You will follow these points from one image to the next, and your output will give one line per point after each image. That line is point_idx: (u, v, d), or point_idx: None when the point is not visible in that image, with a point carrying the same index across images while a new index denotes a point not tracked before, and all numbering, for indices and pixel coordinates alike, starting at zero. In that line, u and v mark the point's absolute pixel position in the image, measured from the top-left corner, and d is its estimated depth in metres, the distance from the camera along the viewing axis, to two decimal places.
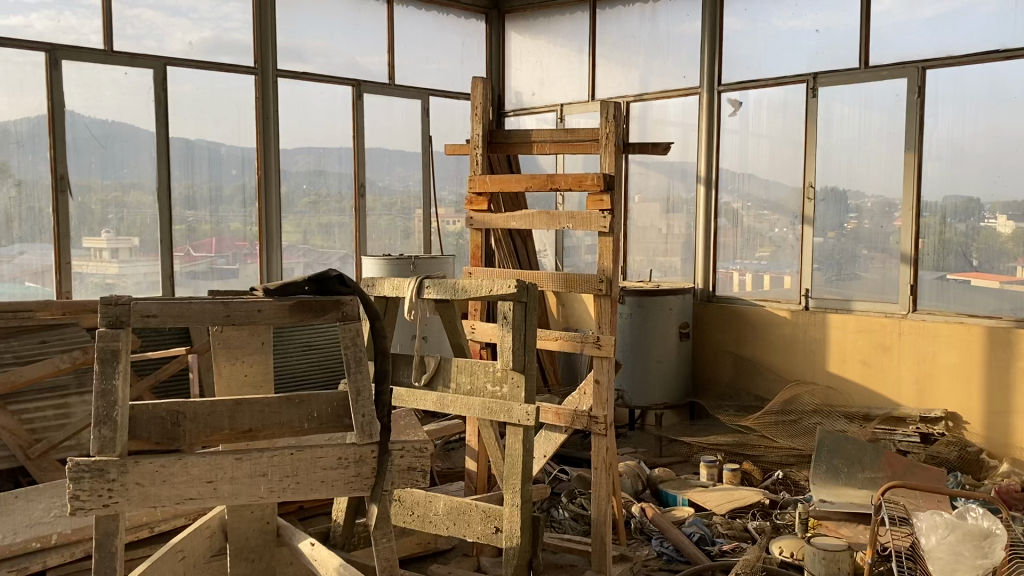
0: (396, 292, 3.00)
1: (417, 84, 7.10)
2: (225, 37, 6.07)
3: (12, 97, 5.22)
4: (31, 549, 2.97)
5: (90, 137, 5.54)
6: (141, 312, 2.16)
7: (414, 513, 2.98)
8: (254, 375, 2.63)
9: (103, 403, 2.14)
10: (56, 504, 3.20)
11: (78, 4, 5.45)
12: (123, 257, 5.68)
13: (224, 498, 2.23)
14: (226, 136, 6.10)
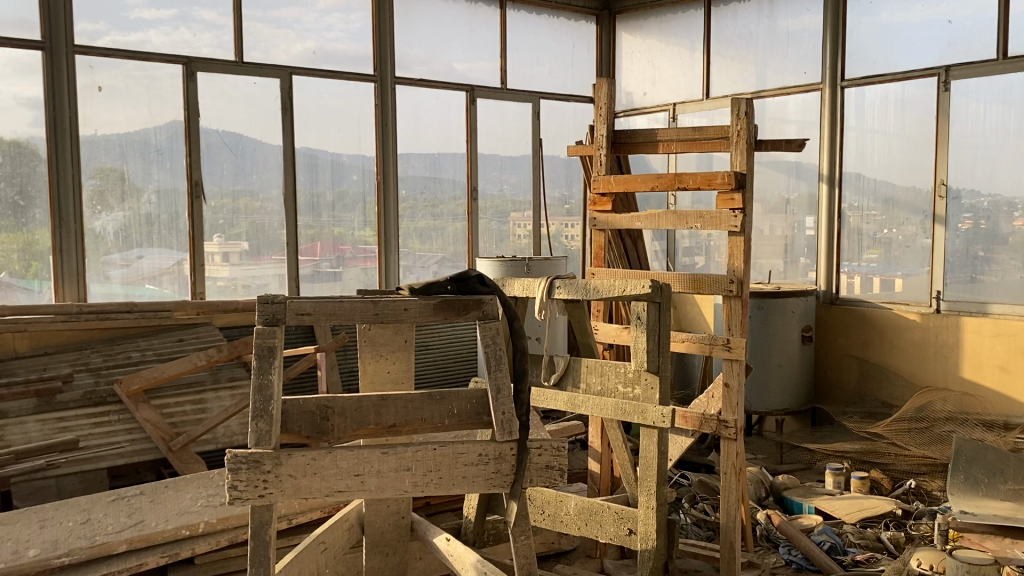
0: (526, 292, 2.98)
1: (528, 87, 7.15)
2: (327, 47, 6.18)
3: (152, 109, 5.55)
4: (181, 537, 3.12)
5: (222, 145, 5.81)
6: (296, 310, 2.26)
7: (544, 512, 3.02)
8: (396, 372, 2.78)
9: (260, 397, 2.21)
10: (202, 494, 3.37)
11: (191, 19, 5.65)
12: (233, 261, 5.88)
13: (371, 491, 2.26)
14: (346, 144, 6.31)
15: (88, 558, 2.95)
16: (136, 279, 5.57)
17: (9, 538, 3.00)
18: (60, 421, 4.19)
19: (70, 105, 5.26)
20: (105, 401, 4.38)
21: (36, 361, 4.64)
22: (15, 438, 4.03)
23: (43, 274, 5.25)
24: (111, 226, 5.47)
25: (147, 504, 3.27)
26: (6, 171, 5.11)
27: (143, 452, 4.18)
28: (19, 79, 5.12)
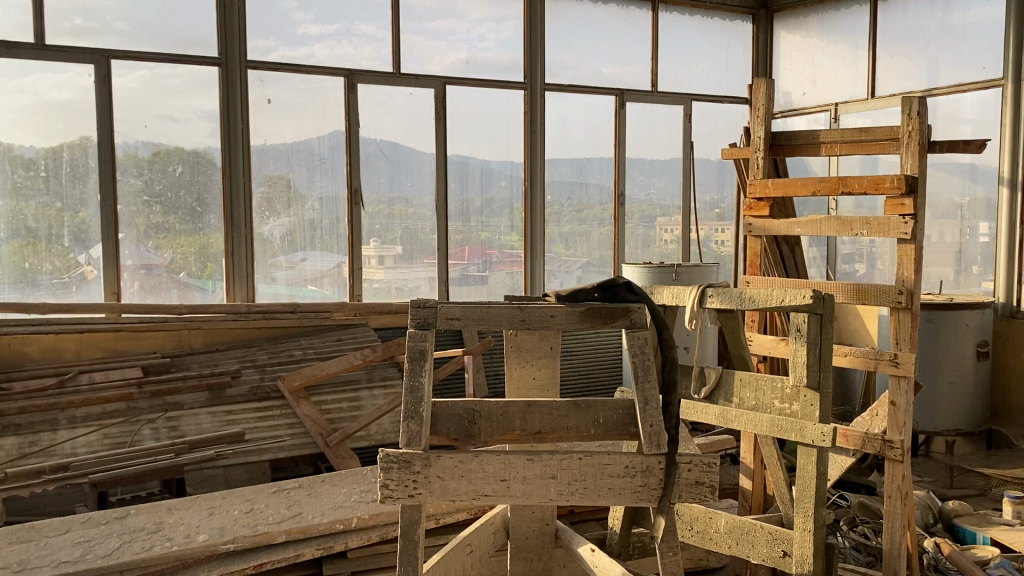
0: (676, 300, 2.91)
1: (680, 90, 7.02)
2: (479, 57, 6.29)
3: (316, 120, 5.84)
4: (336, 530, 3.24)
5: (380, 153, 6.03)
6: (447, 315, 2.30)
7: (692, 528, 2.93)
8: (542, 378, 2.78)
9: (411, 398, 2.24)
10: (355, 490, 3.49)
11: (354, 34, 5.91)
12: (388, 264, 6.10)
13: (517, 498, 2.24)
14: (496, 151, 6.40)
15: (250, 547, 3.12)
16: (299, 281, 5.85)
17: (182, 523, 3.21)
18: (228, 414, 4.45)
19: (242, 117, 5.61)
20: (269, 396, 4.63)
21: (208, 356, 4.97)
22: (189, 428, 4.31)
23: (217, 275, 5.63)
24: (277, 231, 5.79)
25: (305, 497, 3.43)
26: (185, 179, 5.52)
27: (303, 446, 4.38)
28: (198, 94, 5.52)
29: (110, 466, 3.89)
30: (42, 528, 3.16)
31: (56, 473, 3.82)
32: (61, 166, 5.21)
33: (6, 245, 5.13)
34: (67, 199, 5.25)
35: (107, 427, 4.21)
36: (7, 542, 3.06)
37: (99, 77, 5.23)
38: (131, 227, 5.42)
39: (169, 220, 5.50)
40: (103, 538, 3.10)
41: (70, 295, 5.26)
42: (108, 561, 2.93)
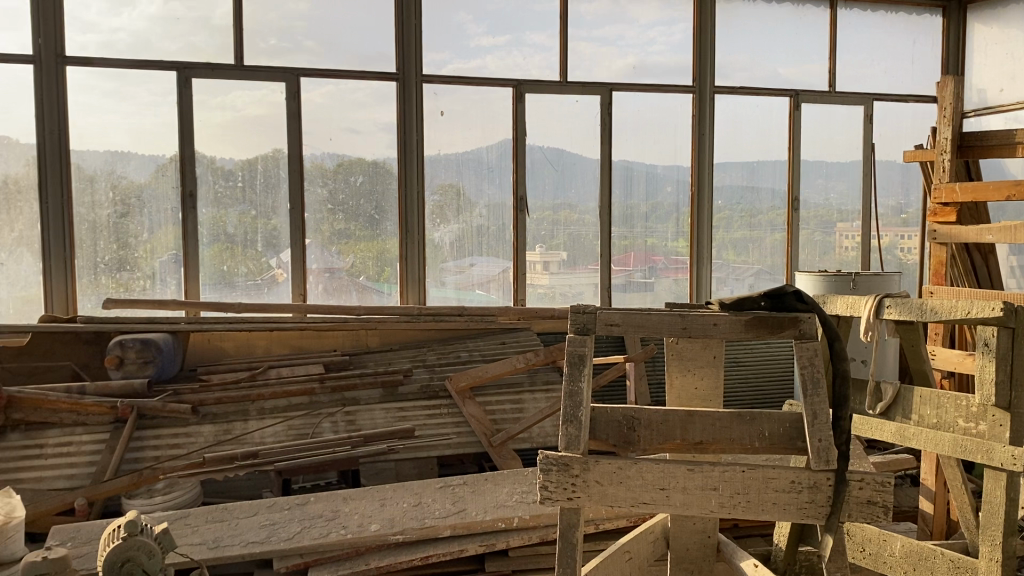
0: (851, 310, 2.77)
1: (860, 89, 6.67)
2: (649, 61, 6.26)
3: (486, 129, 6.02)
4: (498, 528, 3.32)
5: (545, 161, 6.12)
6: (606, 321, 2.32)
7: (865, 550, 2.81)
8: (705, 389, 2.75)
9: (571, 402, 2.27)
10: (517, 490, 3.56)
11: (524, 44, 6.04)
12: (553, 270, 6.19)
13: (676, 507, 2.22)
14: (664, 157, 6.35)
15: (417, 539, 3.26)
16: (468, 285, 6.05)
17: (356, 512, 3.40)
18: (400, 410, 4.66)
19: (417, 128, 5.86)
20: (438, 395, 4.81)
21: (383, 356, 5.23)
22: (365, 422, 4.54)
23: (392, 279, 5.92)
24: (447, 237, 6.00)
25: (469, 494, 3.53)
26: (365, 188, 5.83)
27: (469, 445, 4.50)
28: (378, 107, 5.83)
29: (294, 455, 4.17)
30: (234, 510, 3.44)
31: (247, 459, 4.14)
32: (256, 176, 5.65)
33: (208, 248, 5.63)
34: (260, 207, 5.68)
35: (292, 419, 4.52)
36: (204, 520, 3.36)
37: (289, 93, 5.64)
38: (317, 234, 5.79)
39: (349, 226, 5.83)
40: (286, 521, 3.34)
41: (262, 295, 5.71)
42: (290, 544, 3.17)
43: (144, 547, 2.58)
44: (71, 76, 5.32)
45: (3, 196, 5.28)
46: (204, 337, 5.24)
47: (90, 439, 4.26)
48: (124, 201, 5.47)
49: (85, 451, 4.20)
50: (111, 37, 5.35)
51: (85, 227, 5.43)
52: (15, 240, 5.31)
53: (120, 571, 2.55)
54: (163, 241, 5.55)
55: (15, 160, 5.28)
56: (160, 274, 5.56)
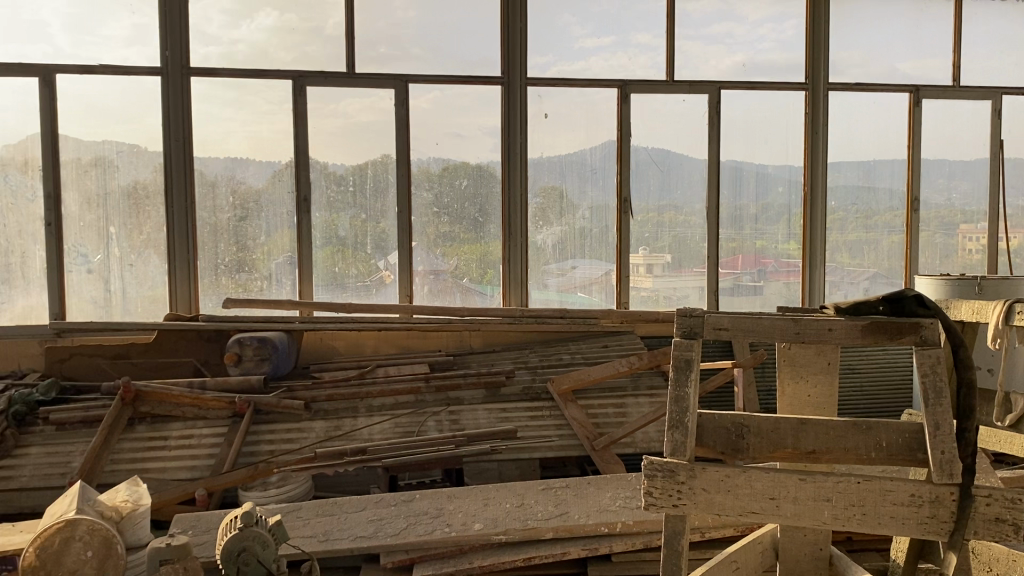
0: (977, 316, 2.63)
1: (988, 83, 6.32)
2: (758, 59, 6.09)
3: (590, 131, 6.00)
4: (601, 532, 3.30)
5: (650, 162, 6.05)
6: (715, 325, 2.27)
7: (991, 570, 2.66)
8: (818, 397, 2.67)
9: (677, 407, 2.24)
10: (621, 495, 3.53)
11: (629, 44, 5.99)
12: (657, 272, 6.11)
13: (786, 518, 2.15)
14: (774, 157, 6.17)
15: (520, 539, 3.27)
16: (570, 288, 6.05)
17: (460, 511, 3.44)
18: (503, 411, 4.69)
19: (521, 131, 5.90)
20: (540, 397, 4.82)
21: (486, 357, 5.29)
22: (468, 422, 4.59)
23: (495, 280, 5.97)
24: (550, 240, 6.01)
25: (572, 497, 3.52)
26: (470, 191, 5.90)
27: (572, 448, 4.48)
28: (483, 111, 5.90)
29: (400, 453, 4.26)
30: (343, 504, 3.54)
31: (356, 455, 4.25)
32: (365, 181, 5.80)
33: (321, 250, 5.81)
34: (370, 211, 5.83)
35: (398, 417, 4.61)
36: (315, 514, 3.47)
37: (398, 100, 5.78)
38: (423, 237, 5.90)
39: (454, 229, 5.91)
40: (393, 518, 3.41)
41: (370, 296, 5.86)
42: (396, 540, 3.23)
43: (259, 538, 2.68)
44: (195, 87, 5.60)
45: (133, 200, 5.59)
46: (317, 336, 5.44)
47: (210, 432, 4.47)
48: (242, 206, 5.71)
49: (205, 444, 4.40)
50: (231, 49, 5.61)
51: (207, 230, 5.70)
52: (144, 241, 5.62)
53: (236, 560, 2.66)
54: (278, 243, 5.76)
55: (143, 167, 5.59)
56: (275, 275, 5.78)
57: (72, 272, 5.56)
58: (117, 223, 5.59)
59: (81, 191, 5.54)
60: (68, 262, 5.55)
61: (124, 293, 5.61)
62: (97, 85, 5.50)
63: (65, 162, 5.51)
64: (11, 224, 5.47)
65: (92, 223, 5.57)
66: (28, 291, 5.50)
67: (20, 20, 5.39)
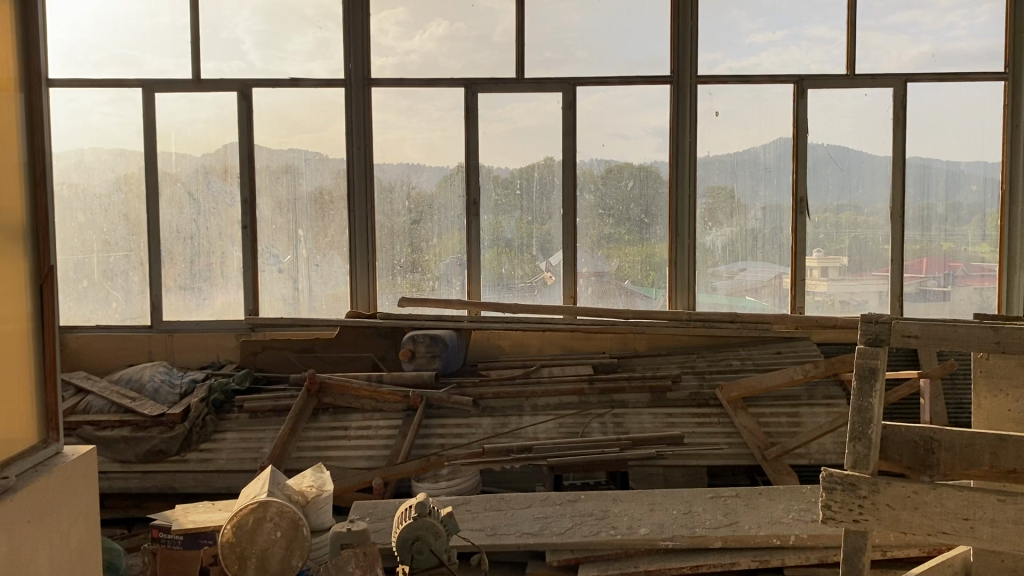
0: None
1: None
2: (946, 48, 5.68)
3: (763, 129, 5.82)
4: (772, 545, 3.19)
5: (830, 160, 5.79)
6: (903, 332, 2.14)
7: None
8: (1018, 413, 2.46)
9: (859, 419, 2.13)
10: (794, 506, 3.40)
11: (803, 37, 5.74)
12: (832, 275, 5.82)
13: (983, 541, 1.99)
14: (967, 152, 5.74)
15: (687, 547, 3.21)
16: (740, 291, 5.88)
17: (626, 514, 3.43)
18: (669, 417, 4.63)
19: (691, 131, 5.79)
20: (707, 403, 4.72)
21: (651, 361, 5.23)
22: (633, 426, 4.56)
23: (660, 283, 5.90)
24: (720, 242, 5.87)
25: (742, 506, 3.43)
26: (636, 193, 5.86)
27: (741, 457, 4.34)
28: (648, 111, 5.84)
29: (565, 452, 4.28)
30: (510, 501, 3.62)
31: (521, 453, 4.32)
32: (532, 183, 5.89)
33: (488, 252, 5.95)
34: (537, 214, 5.91)
35: (563, 417, 4.65)
36: (483, 508, 3.56)
37: (565, 103, 5.83)
38: (587, 238, 5.91)
39: (621, 232, 5.89)
40: (559, 516, 3.44)
41: (535, 296, 5.94)
42: (562, 539, 3.27)
43: (432, 528, 2.79)
44: (374, 97, 5.89)
45: (319, 204, 5.95)
46: (484, 335, 5.59)
47: (385, 424, 4.68)
48: (417, 208, 5.94)
49: (381, 435, 4.62)
50: (405, 59, 5.85)
51: (384, 233, 5.97)
52: (328, 243, 5.96)
53: (411, 548, 2.78)
54: (449, 244, 5.96)
55: (326, 173, 5.94)
56: (445, 275, 5.98)
57: (265, 271, 5.98)
58: (305, 226, 5.97)
59: (273, 196, 5.96)
60: (261, 262, 5.97)
61: (310, 291, 5.97)
62: (286, 98, 5.91)
63: (259, 170, 5.94)
64: (212, 227, 5.95)
65: (282, 226, 5.97)
66: (227, 287, 5.96)
67: (218, 39, 5.86)
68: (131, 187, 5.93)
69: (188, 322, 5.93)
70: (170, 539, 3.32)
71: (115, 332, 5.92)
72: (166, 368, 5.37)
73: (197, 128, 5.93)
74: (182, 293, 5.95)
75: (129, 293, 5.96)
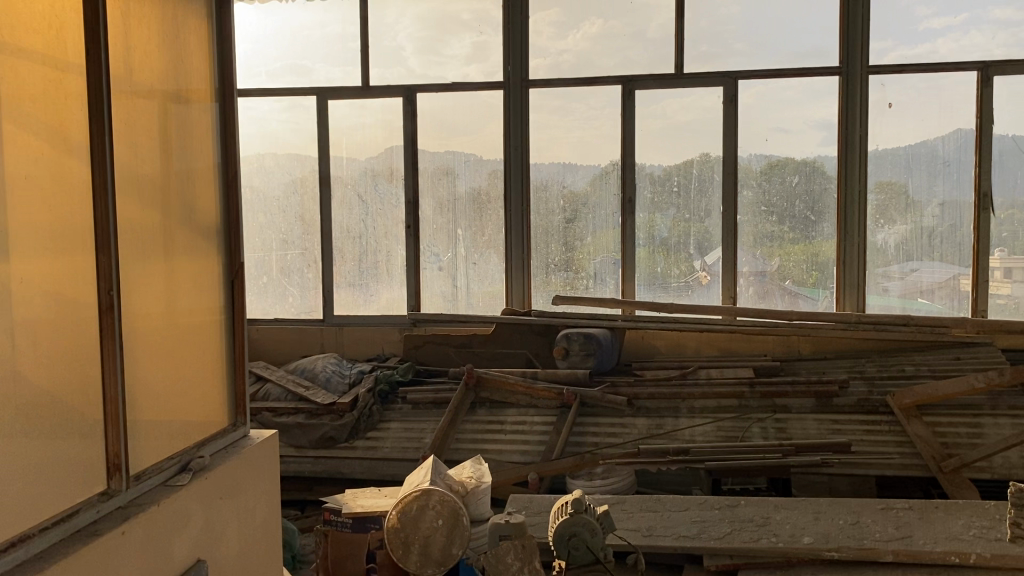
0: None
1: None
2: None
3: (941, 119, 5.46)
4: (950, 562, 2.99)
5: (1019, 151, 5.37)
6: None
7: None
8: None
9: None
10: (975, 523, 3.17)
11: (985, 20, 5.34)
12: (1017, 277, 5.39)
13: None
14: None
15: (854, 559, 3.06)
16: (913, 293, 5.55)
17: (788, 522, 3.32)
18: (835, 423, 4.43)
19: (861, 123, 5.51)
20: (877, 411, 4.48)
21: (816, 365, 5.04)
22: (796, 432, 4.40)
23: (825, 284, 5.65)
24: (892, 240, 5.56)
25: (917, 520, 3.24)
26: (801, 189, 5.65)
27: (914, 468, 4.10)
28: (812, 104, 5.61)
29: (724, 456, 4.18)
30: (667, 502, 3.59)
31: (678, 455, 4.25)
32: (691, 181, 5.79)
33: (644, 250, 5.90)
34: (694, 212, 5.81)
35: (722, 420, 4.55)
36: (639, 508, 3.55)
37: (726, 98, 5.69)
38: (745, 236, 5.75)
39: (784, 230, 5.69)
40: (717, 521, 3.38)
41: (691, 295, 5.83)
42: (720, 544, 3.19)
43: (588, 525, 2.81)
44: (532, 98, 5.97)
45: (477, 204, 6.10)
46: (639, 334, 5.56)
47: (541, 420, 4.75)
48: (572, 207, 5.98)
49: (537, 431, 4.68)
50: (559, 59, 5.91)
51: (540, 232, 6.04)
52: (486, 242, 6.11)
53: (568, 544, 2.80)
54: (604, 242, 5.96)
55: (483, 174, 6.08)
56: (599, 274, 5.97)
57: (426, 269, 6.20)
58: (464, 225, 6.14)
59: (434, 197, 6.17)
60: (424, 260, 6.19)
61: (468, 288, 6.14)
62: (446, 101, 6.10)
63: (422, 172, 6.16)
64: (379, 227, 6.23)
65: (443, 226, 6.17)
66: (391, 284, 6.23)
67: (381, 46, 6.12)
68: (306, 189, 6.29)
69: (356, 316, 6.24)
70: (340, 522, 3.51)
71: (291, 325, 6.31)
72: (336, 359, 5.68)
73: (365, 132, 6.22)
74: (351, 289, 6.27)
75: (303, 289, 6.34)
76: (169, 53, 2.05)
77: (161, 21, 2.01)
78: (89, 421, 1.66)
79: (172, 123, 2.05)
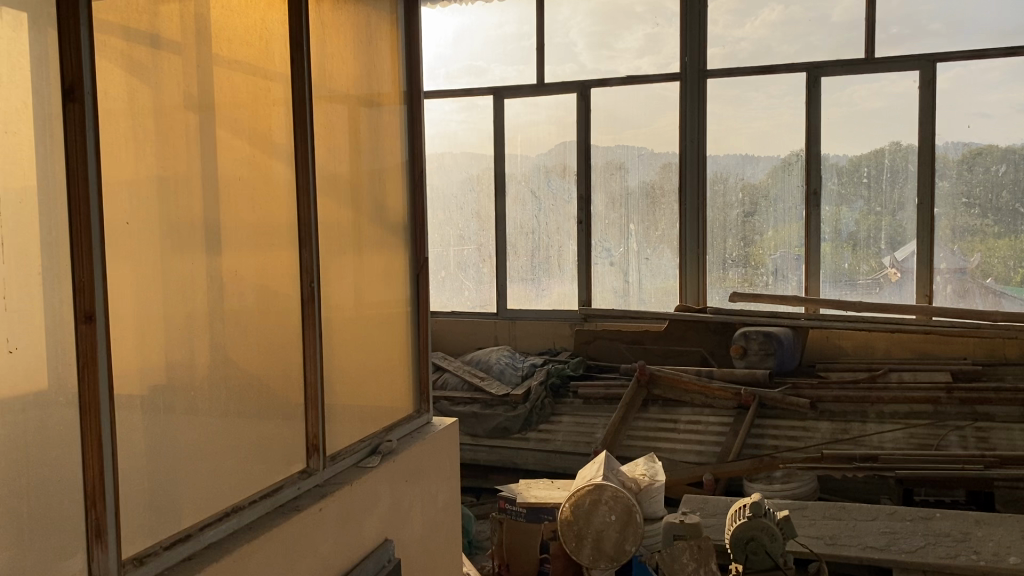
0: None
1: None
2: None
3: None
4: None
5: None
6: None
7: None
8: None
9: None
10: None
11: None
12: None
13: None
14: None
15: None
16: None
17: (991, 539, 3.07)
18: None
19: None
20: None
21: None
22: (1000, 442, 4.06)
23: None
24: None
25: None
26: (1007, 178, 5.20)
27: None
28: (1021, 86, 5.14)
29: (917, 465, 3.92)
30: (853, 510, 3.41)
31: (865, 462, 4.03)
32: (883, 171, 5.46)
33: (828, 245, 5.62)
34: (885, 204, 5.47)
35: (915, 428, 4.27)
36: (823, 515, 3.39)
37: (922, 82, 5.31)
38: (942, 230, 5.36)
39: (988, 224, 5.26)
40: (909, 533, 3.17)
41: (880, 293, 5.49)
42: (911, 557, 3.00)
43: (767, 530, 2.71)
44: (710, 88, 5.83)
45: (651, 199, 6.04)
46: (822, 333, 5.30)
47: (717, 421, 4.64)
48: (751, 200, 5.78)
49: (712, 431, 4.58)
50: (735, 47, 5.74)
51: (717, 226, 5.88)
52: (659, 237, 6.03)
53: (745, 548, 2.72)
54: (785, 236, 5.71)
55: (656, 168, 6.01)
56: (780, 269, 5.72)
57: (598, 263, 6.19)
58: (637, 220, 6.09)
59: (607, 191, 6.16)
60: (595, 255, 6.20)
61: (641, 283, 6.07)
62: (619, 95, 6.07)
63: (596, 167, 6.17)
64: (551, 222, 6.30)
65: (615, 220, 6.14)
66: (563, 279, 6.28)
67: (554, 44, 6.18)
68: (482, 186, 6.46)
69: (529, 310, 6.34)
70: (515, 510, 3.58)
71: (466, 318, 6.50)
72: (509, 352, 5.81)
73: (539, 129, 6.31)
74: (523, 283, 6.37)
75: (478, 282, 6.51)
76: (362, 58, 2.16)
77: (354, 28, 2.12)
78: (292, 406, 1.79)
79: (364, 126, 2.16)
